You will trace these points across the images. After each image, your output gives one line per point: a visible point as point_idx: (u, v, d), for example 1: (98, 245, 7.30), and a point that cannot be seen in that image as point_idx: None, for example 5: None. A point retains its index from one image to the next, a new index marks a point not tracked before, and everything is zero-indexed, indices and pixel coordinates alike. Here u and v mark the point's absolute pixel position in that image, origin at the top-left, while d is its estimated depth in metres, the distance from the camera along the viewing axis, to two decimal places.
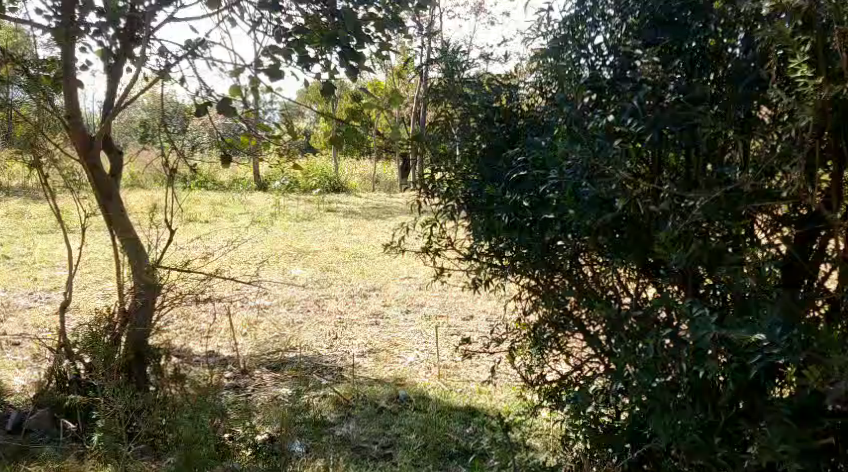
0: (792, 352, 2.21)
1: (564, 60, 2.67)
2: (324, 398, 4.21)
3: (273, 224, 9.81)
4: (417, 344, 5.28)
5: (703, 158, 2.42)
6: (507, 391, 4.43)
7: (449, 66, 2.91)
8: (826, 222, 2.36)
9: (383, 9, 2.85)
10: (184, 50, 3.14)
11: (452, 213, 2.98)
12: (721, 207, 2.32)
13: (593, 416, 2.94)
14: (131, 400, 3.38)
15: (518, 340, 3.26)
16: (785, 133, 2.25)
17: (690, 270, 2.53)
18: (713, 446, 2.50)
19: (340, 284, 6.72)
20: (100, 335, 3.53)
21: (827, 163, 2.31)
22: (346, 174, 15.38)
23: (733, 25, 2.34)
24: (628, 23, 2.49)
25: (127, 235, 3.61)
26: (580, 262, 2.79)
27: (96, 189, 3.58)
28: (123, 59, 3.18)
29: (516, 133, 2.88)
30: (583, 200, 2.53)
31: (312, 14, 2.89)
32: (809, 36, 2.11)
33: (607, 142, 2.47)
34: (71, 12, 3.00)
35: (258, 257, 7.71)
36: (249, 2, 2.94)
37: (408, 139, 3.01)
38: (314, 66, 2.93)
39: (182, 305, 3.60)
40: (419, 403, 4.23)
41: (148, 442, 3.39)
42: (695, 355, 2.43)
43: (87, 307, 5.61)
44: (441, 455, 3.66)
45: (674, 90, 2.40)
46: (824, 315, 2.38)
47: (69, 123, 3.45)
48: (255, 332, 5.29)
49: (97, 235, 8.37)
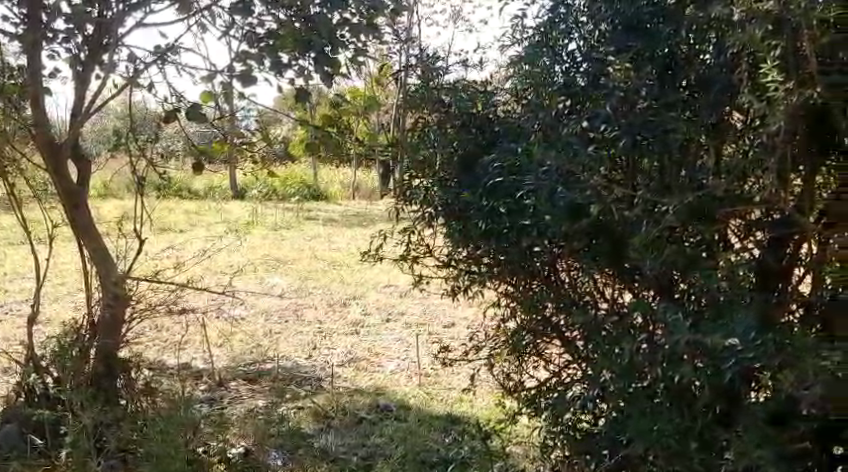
0: (767, 356, 2.17)
1: (539, 67, 2.71)
2: (301, 411, 4.18)
3: (249, 233, 9.75)
4: (398, 352, 5.25)
5: (677, 162, 2.40)
6: (488, 397, 4.42)
7: (426, 72, 2.90)
8: (797, 227, 2.32)
9: (358, 14, 2.78)
10: (153, 56, 3.05)
11: (429, 220, 2.96)
12: (693, 211, 2.34)
13: (571, 423, 2.92)
14: (100, 414, 3.35)
15: (496, 347, 3.23)
16: (757, 138, 2.25)
17: (663, 274, 2.48)
18: (690, 452, 2.48)
19: (319, 294, 6.68)
20: (69, 347, 3.45)
21: (798, 167, 2.27)
22: (325, 183, 15.35)
23: (705, 30, 2.29)
24: (600, 30, 2.54)
25: (95, 244, 3.50)
26: (556, 267, 2.75)
27: (64, 196, 3.47)
28: (92, 67, 3.09)
29: (492, 138, 2.83)
30: (557, 205, 2.48)
31: (285, 20, 2.81)
32: (778, 41, 2.08)
33: (582, 147, 2.44)
34: (38, 17, 2.92)
35: (235, 266, 7.65)
36: (220, 7, 2.88)
37: (386, 145, 3.01)
38: (287, 72, 2.83)
39: (156, 316, 3.58)
40: (400, 413, 4.21)
41: (118, 455, 3.35)
42: (670, 359, 2.40)
43: (59, 320, 5.54)
44: (420, 464, 3.63)
45: (647, 95, 2.40)
46: (799, 318, 2.40)
47: (35, 131, 3.32)
48: (231, 344, 5.23)
49: (69, 248, 8.28)
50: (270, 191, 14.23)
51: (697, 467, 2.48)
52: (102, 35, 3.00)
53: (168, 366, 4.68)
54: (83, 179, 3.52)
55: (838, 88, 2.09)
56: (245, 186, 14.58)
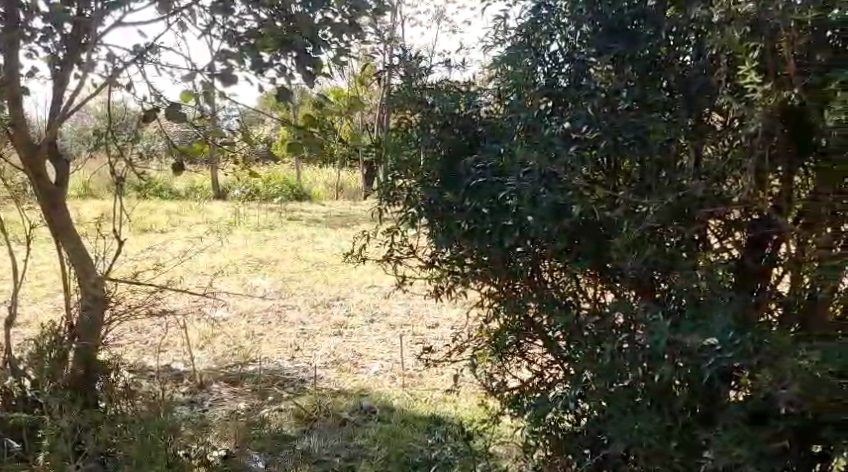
0: (745, 356, 2.20)
1: (521, 68, 2.66)
2: (283, 413, 4.18)
3: (232, 234, 9.71)
4: (381, 353, 5.24)
5: (657, 163, 2.39)
6: (473, 398, 4.42)
7: (409, 71, 2.91)
8: (776, 227, 2.35)
9: (340, 14, 2.70)
10: (133, 56, 2.93)
11: (413, 220, 2.91)
12: (673, 211, 2.35)
13: (554, 423, 2.89)
14: (78, 417, 3.29)
15: (479, 347, 3.24)
16: (737, 138, 2.27)
17: (644, 274, 2.46)
18: (671, 451, 2.49)
19: (302, 295, 6.67)
20: (46, 350, 3.42)
21: (777, 166, 2.26)
22: (308, 184, 15.32)
23: (684, 33, 2.34)
24: (581, 31, 2.53)
25: (72, 246, 3.45)
26: (539, 267, 2.74)
27: (42, 197, 3.40)
28: (71, 66, 3.06)
29: (475, 139, 2.82)
30: (540, 205, 2.46)
31: (266, 19, 2.78)
32: (757, 42, 2.11)
33: (564, 147, 2.43)
34: (15, 15, 2.88)
35: (216, 267, 7.62)
36: (201, 6, 2.85)
37: (371, 145, 3.01)
38: (268, 71, 2.81)
39: (137, 318, 3.56)
40: (383, 414, 4.19)
41: (98, 458, 3.34)
42: (651, 358, 2.41)
43: (38, 322, 5.51)
44: (405, 465, 3.63)
45: (627, 96, 2.40)
46: (778, 318, 2.41)
47: (12, 130, 3.25)
48: (212, 346, 5.20)
49: (47, 250, 8.21)
50: (252, 191, 14.20)
51: (678, 467, 2.50)
52: (81, 34, 2.94)
53: (149, 368, 4.65)
54: (61, 180, 3.45)
55: (815, 89, 2.12)
56: (227, 187, 14.53)
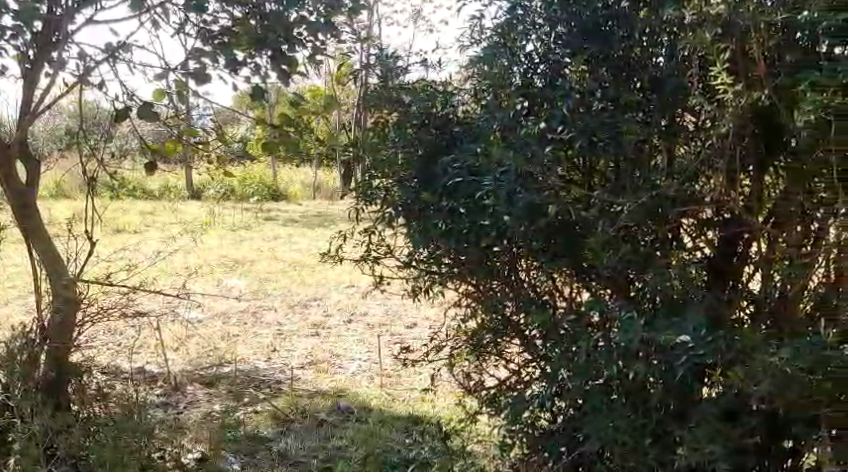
0: (718, 354, 2.21)
1: (498, 67, 2.61)
2: (259, 414, 4.16)
3: (207, 234, 9.65)
4: (358, 353, 5.23)
5: (632, 163, 2.41)
6: (450, 397, 4.42)
7: (385, 71, 2.92)
8: (748, 225, 2.39)
9: (315, 12, 2.65)
10: (105, 55, 2.89)
11: (389, 220, 2.93)
12: (646, 210, 2.34)
13: (530, 421, 2.90)
14: (50, 419, 3.25)
15: (456, 347, 3.23)
16: (710, 139, 2.29)
17: (620, 273, 2.46)
18: (645, 447, 2.50)
19: (278, 295, 6.63)
20: (17, 352, 3.34)
21: (747, 166, 2.32)
22: (285, 184, 15.25)
23: (658, 34, 2.36)
24: (556, 32, 2.53)
25: (43, 247, 3.42)
26: (516, 267, 2.76)
27: (11, 198, 3.38)
28: (41, 65, 3.02)
29: (451, 139, 2.81)
30: (516, 204, 2.44)
31: (239, 17, 2.75)
32: (728, 43, 2.12)
33: (539, 147, 2.41)
34: None
35: (190, 268, 7.57)
36: (175, 5, 2.82)
37: (347, 144, 3.00)
38: (243, 70, 2.75)
39: (109, 320, 3.52)
40: (361, 414, 4.19)
41: (70, 461, 3.29)
42: (625, 357, 2.40)
43: (10, 324, 5.45)
44: (382, 465, 3.62)
45: (602, 97, 2.42)
46: (749, 316, 2.43)
47: None
48: (187, 347, 5.17)
49: (19, 251, 8.14)
50: (228, 191, 14.13)
51: (652, 464, 2.50)
52: (51, 32, 2.89)
53: (122, 370, 4.61)
54: (32, 181, 3.43)
55: (784, 89, 2.14)
56: (203, 187, 14.44)
